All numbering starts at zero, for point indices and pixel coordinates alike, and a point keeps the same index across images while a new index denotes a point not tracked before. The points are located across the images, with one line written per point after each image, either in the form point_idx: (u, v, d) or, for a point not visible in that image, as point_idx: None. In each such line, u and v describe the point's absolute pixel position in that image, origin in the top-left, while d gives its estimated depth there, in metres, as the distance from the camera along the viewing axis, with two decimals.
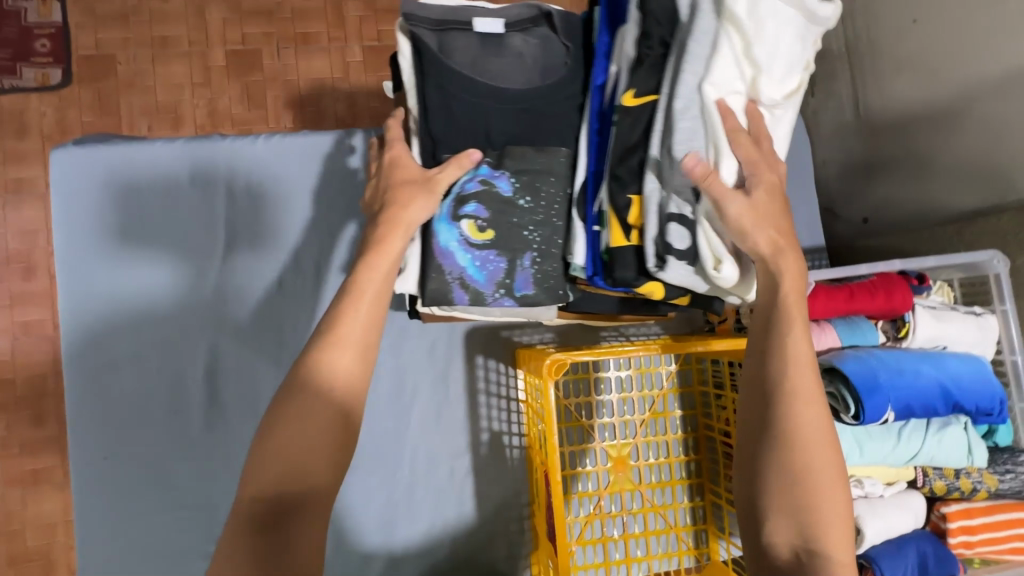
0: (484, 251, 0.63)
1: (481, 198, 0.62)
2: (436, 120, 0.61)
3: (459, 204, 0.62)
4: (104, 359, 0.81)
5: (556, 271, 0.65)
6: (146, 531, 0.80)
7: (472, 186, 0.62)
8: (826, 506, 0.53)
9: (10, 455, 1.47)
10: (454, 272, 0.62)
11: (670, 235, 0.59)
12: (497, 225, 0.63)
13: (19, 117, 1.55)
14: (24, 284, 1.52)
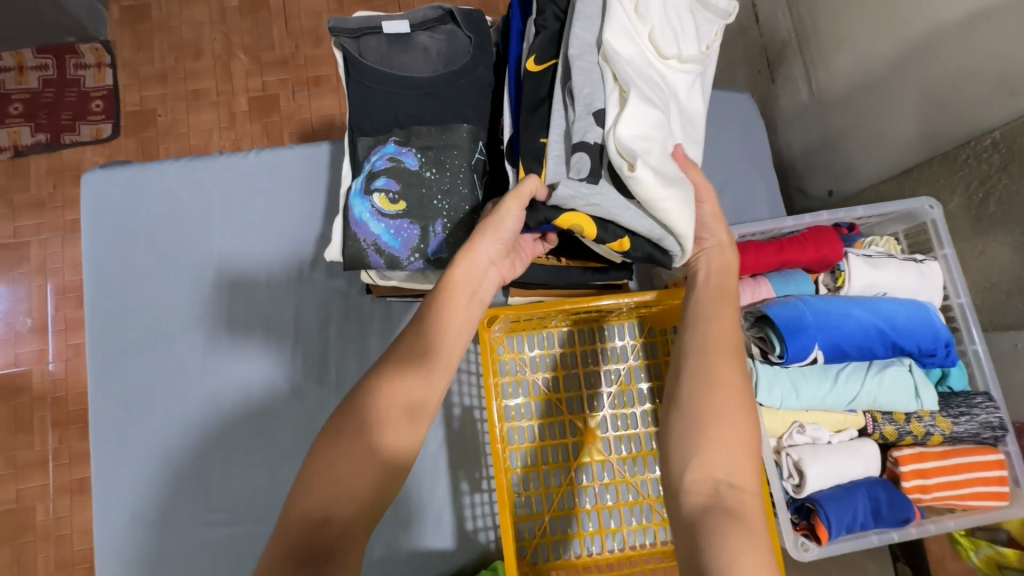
0: (396, 220, 0.68)
1: (392, 174, 0.68)
2: (355, 107, 0.71)
3: (372, 180, 0.68)
4: (110, 347, 0.91)
5: (468, 239, 0.69)
6: (154, 499, 0.88)
7: (383, 163, 0.68)
8: (738, 453, 0.54)
9: (61, 465, 1.63)
10: (369, 239, 0.67)
11: (578, 161, 0.60)
12: (408, 197, 0.68)
13: (77, 167, 1.79)
14: (76, 311, 1.71)
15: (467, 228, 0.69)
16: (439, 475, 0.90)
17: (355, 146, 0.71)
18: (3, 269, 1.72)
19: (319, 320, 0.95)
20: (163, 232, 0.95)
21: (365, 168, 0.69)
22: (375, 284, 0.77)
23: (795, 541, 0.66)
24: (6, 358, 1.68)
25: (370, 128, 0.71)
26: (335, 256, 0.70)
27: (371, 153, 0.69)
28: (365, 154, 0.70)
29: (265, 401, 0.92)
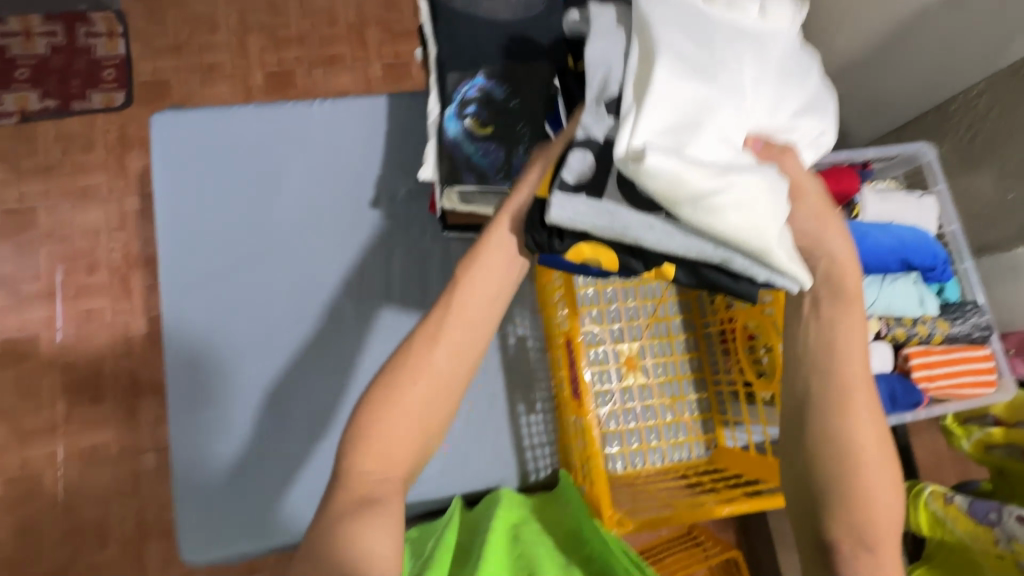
0: (484, 143, 0.77)
1: (480, 102, 0.77)
2: (444, 45, 0.79)
3: (464, 107, 0.77)
4: (182, 277, 0.95)
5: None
6: (229, 421, 0.92)
7: (473, 92, 0.77)
8: (876, 512, 0.58)
9: (71, 431, 1.61)
10: (461, 157, 0.77)
11: (582, 154, 0.58)
12: (494, 123, 0.77)
13: (87, 134, 1.77)
14: (87, 277, 1.69)
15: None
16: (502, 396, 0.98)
17: (444, 79, 0.79)
18: (9, 234, 1.69)
19: (381, 257, 1.00)
20: (232, 173, 0.99)
21: (456, 97, 0.77)
22: (454, 211, 0.84)
23: None
24: (11, 324, 1.64)
25: (457, 64, 0.78)
26: (428, 175, 0.79)
27: (461, 84, 0.77)
28: (453, 85, 0.78)
29: (333, 330, 0.97)
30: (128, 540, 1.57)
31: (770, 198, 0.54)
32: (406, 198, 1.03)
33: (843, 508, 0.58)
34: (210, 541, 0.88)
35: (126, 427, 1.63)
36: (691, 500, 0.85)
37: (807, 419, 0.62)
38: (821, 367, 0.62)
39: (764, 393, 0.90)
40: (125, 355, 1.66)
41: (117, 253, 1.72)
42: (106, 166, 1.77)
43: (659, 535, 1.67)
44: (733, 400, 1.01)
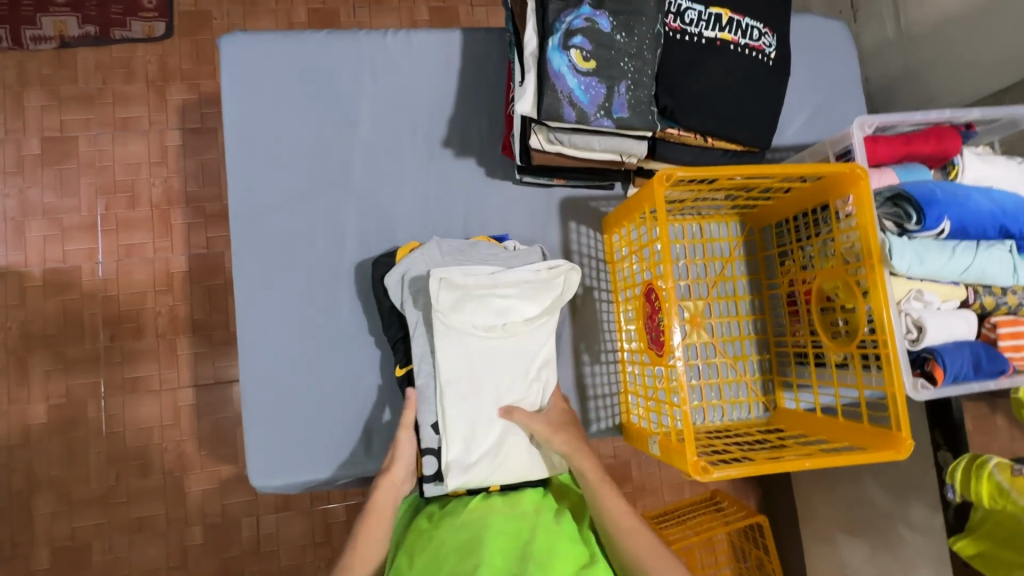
0: (584, 78, 0.74)
1: (586, 35, 0.74)
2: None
3: (569, 38, 0.74)
4: (251, 208, 0.94)
5: (645, 101, 0.77)
6: (300, 352, 0.93)
7: (578, 26, 0.74)
8: None
9: (113, 363, 1.63)
10: (565, 91, 0.73)
11: (432, 459, 0.86)
12: (598, 59, 0.75)
13: (127, 64, 1.72)
14: (127, 211, 1.68)
15: (645, 94, 0.77)
16: (422, 367, 0.88)
17: (543, 5, 0.75)
18: (50, 161, 1.67)
19: (451, 200, 0.99)
20: (306, 101, 0.97)
21: (561, 29, 0.74)
22: (540, 148, 0.82)
23: (913, 383, 0.78)
24: (52, 254, 1.64)
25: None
26: (527, 109, 0.75)
27: (564, 14, 0.74)
28: (554, 15, 0.74)
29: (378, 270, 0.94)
30: (169, 470, 1.61)
31: (525, 454, 0.87)
32: (476, 141, 1.01)
33: None
34: (283, 468, 0.90)
35: (166, 362, 1.65)
36: (763, 450, 0.85)
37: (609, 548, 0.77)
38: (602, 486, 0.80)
39: (837, 355, 0.89)
40: (166, 292, 1.67)
41: (157, 188, 1.70)
42: (146, 98, 1.73)
43: (682, 497, 1.71)
44: (797, 364, 1.00)
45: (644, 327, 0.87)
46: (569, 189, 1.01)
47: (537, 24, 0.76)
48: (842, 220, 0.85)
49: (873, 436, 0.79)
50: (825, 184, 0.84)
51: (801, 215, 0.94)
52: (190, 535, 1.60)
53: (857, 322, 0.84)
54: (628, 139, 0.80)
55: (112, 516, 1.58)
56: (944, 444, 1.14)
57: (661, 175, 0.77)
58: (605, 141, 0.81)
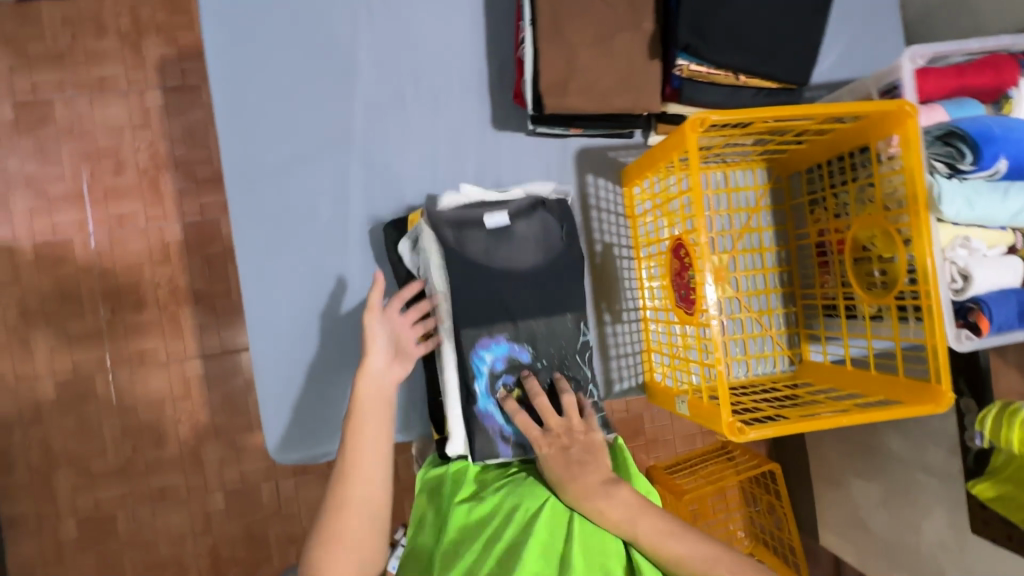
0: (502, 339, 0.83)
1: (510, 372, 0.84)
2: (462, 297, 0.82)
3: (494, 381, 0.83)
4: (246, 171, 0.87)
5: (573, 351, 0.86)
6: (311, 322, 0.89)
7: (502, 361, 0.83)
8: None
9: (117, 336, 1.60)
10: (498, 432, 0.83)
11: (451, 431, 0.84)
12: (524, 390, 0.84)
13: (97, 17, 1.59)
14: (114, 179, 1.60)
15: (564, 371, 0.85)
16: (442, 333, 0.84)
17: (456, 336, 0.83)
18: (25, 128, 1.57)
19: (461, 156, 0.92)
20: (300, 48, 0.89)
21: (480, 366, 0.82)
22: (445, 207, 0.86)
23: (958, 334, 0.74)
24: (41, 227, 1.57)
25: (470, 317, 0.82)
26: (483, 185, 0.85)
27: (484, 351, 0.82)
28: (470, 351, 0.82)
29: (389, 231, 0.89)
30: (184, 441, 1.61)
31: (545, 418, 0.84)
32: (481, 88, 0.93)
33: None
34: (305, 437, 0.88)
35: (170, 334, 1.62)
36: (794, 406, 0.83)
37: None
38: None
39: (872, 307, 0.85)
40: (163, 263, 1.61)
41: (143, 153, 1.61)
42: (122, 56, 1.61)
43: (694, 448, 1.79)
44: (826, 316, 0.96)
45: (674, 282, 0.82)
46: (583, 137, 0.94)
47: (456, 376, 0.84)
48: (884, 162, 0.79)
49: (911, 390, 0.76)
50: (867, 124, 0.78)
51: (836, 159, 0.88)
52: (212, 501, 1.62)
53: (897, 272, 0.79)
54: (557, 323, 0.85)
55: (133, 485, 1.59)
56: (966, 391, 1.12)
57: (695, 119, 0.71)
58: (550, 316, 0.85)
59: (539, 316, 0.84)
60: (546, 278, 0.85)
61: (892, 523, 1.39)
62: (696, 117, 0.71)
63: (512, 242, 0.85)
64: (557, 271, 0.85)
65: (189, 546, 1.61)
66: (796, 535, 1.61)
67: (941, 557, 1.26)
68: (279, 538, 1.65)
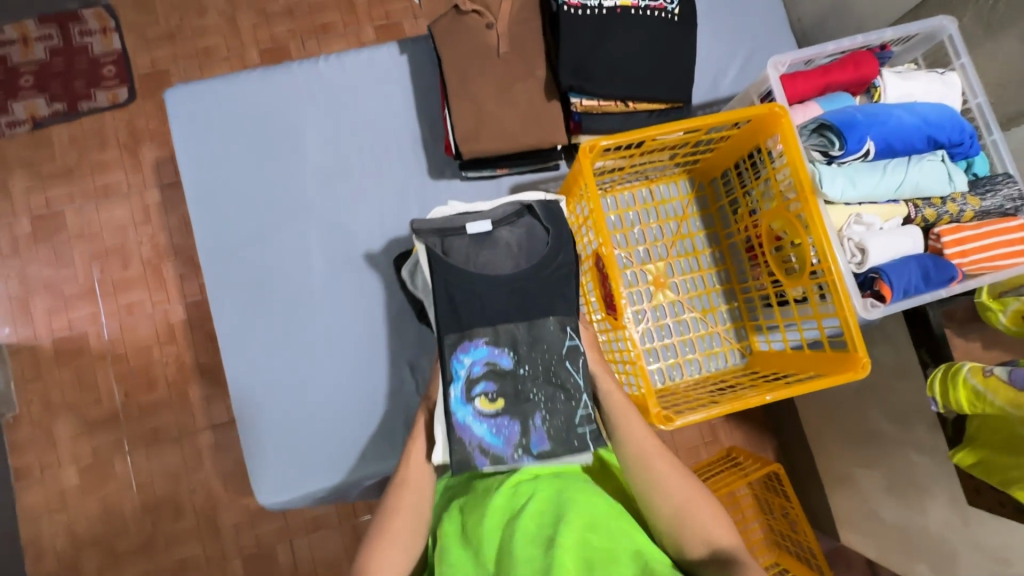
0: (482, 342, 0.86)
1: (489, 377, 0.86)
2: (446, 309, 0.87)
3: (472, 386, 0.86)
4: (219, 245, 0.99)
5: (557, 356, 0.87)
6: (288, 372, 0.98)
7: (481, 364, 0.86)
8: (694, 504, 0.79)
9: (132, 417, 1.70)
10: (475, 441, 0.84)
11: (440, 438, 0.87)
12: (504, 395, 0.86)
13: (99, 133, 1.80)
14: (121, 272, 1.75)
15: (547, 380, 0.87)
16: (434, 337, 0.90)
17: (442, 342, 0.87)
18: (42, 238, 1.75)
19: (405, 207, 1.03)
20: (258, 134, 1.02)
21: (458, 370, 0.86)
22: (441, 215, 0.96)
23: (863, 304, 0.79)
24: (59, 325, 1.72)
25: (455, 325, 0.87)
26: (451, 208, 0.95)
27: (465, 353, 0.86)
28: (451, 355, 0.87)
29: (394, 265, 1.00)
30: (200, 509, 1.67)
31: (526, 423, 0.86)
32: (416, 146, 1.05)
33: (660, 495, 0.80)
34: (292, 480, 0.94)
35: (180, 408, 1.72)
36: (734, 393, 0.88)
37: (646, 473, 0.82)
38: (644, 454, 0.83)
39: (796, 291, 0.91)
40: (170, 342, 1.74)
41: (146, 245, 1.77)
42: (123, 163, 1.80)
43: (699, 459, 1.75)
44: (765, 307, 1.02)
45: (602, 288, 0.89)
46: (512, 174, 1.04)
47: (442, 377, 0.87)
48: (774, 158, 0.87)
49: (835, 361, 0.81)
50: (753, 127, 0.86)
51: (741, 162, 0.96)
52: (230, 567, 1.66)
53: (805, 256, 0.86)
54: (540, 326, 0.87)
55: (155, 560, 1.64)
56: (930, 361, 1.11)
57: (585, 147, 0.81)
58: (531, 321, 0.87)
59: (519, 321, 0.87)
60: (528, 284, 0.88)
61: (900, 508, 1.37)
62: (588, 143, 0.81)
63: (492, 249, 0.91)
64: (544, 273, 0.88)
65: None
66: (812, 535, 1.58)
67: (951, 536, 1.24)
68: None
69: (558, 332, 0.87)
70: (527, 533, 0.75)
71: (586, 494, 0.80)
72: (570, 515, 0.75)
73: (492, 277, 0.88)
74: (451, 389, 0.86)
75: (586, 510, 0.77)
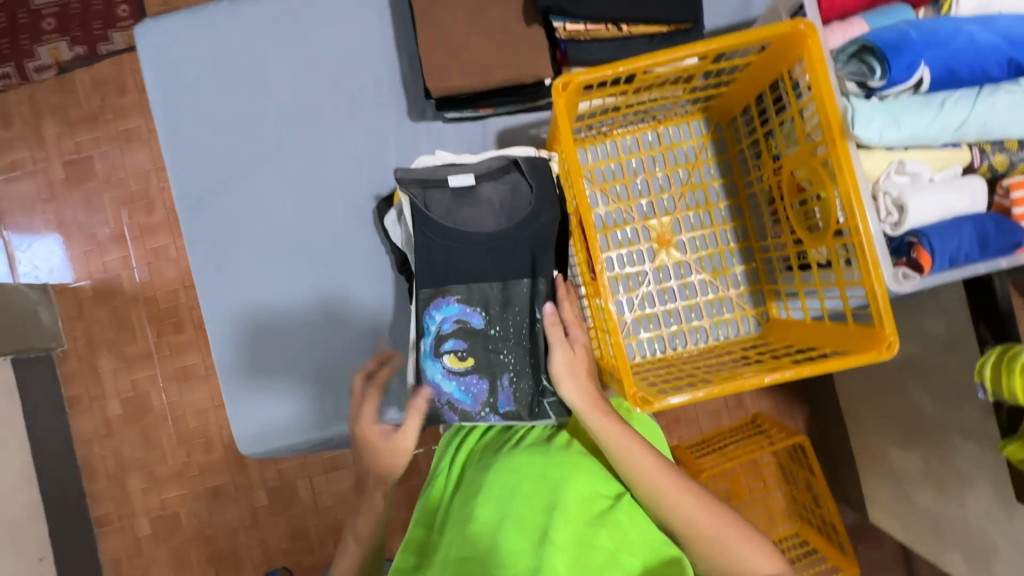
0: (453, 300, 0.80)
1: (460, 336, 0.80)
2: (421, 258, 0.79)
3: (441, 343, 0.80)
4: (193, 192, 0.96)
5: (530, 321, 0.79)
6: (264, 324, 0.95)
7: (451, 322, 0.79)
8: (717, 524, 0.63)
9: (164, 356, 1.80)
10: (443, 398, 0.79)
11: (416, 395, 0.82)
12: (475, 354, 0.80)
13: (118, 77, 1.80)
14: (147, 218, 1.80)
15: (520, 343, 0.80)
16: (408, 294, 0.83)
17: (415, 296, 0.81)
18: (75, 184, 1.81)
19: (382, 153, 0.95)
20: (228, 73, 0.96)
21: (429, 325, 0.80)
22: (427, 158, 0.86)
23: (895, 274, 0.65)
24: (95, 268, 1.81)
25: (429, 279, 0.80)
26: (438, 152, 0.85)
27: (435, 308, 0.79)
28: (422, 311, 0.80)
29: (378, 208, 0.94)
30: (228, 444, 1.78)
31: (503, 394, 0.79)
32: (394, 85, 0.95)
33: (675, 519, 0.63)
34: (269, 431, 0.93)
35: (207, 350, 1.80)
36: (735, 369, 0.77)
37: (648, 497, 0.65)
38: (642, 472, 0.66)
39: (819, 254, 0.77)
40: (194, 287, 1.80)
41: (167, 191, 1.80)
42: (142, 108, 1.81)
43: (720, 425, 1.66)
44: (786, 270, 0.88)
45: (583, 248, 0.78)
46: (499, 117, 0.93)
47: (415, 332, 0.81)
48: (800, 91, 0.71)
49: (859, 337, 0.68)
50: (775, 51, 0.71)
51: (763, 97, 0.81)
52: (257, 497, 1.78)
53: (829, 211, 0.71)
54: (512, 287, 0.79)
55: (191, 487, 1.79)
56: (991, 338, 0.95)
57: (560, 84, 0.68)
58: (505, 279, 0.79)
59: (492, 279, 0.79)
60: (505, 240, 0.78)
61: (936, 494, 1.24)
62: (566, 77, 0.68)
63: (474, 205, 0.80)
64: (525, 234, 0.78)
65: (241, 539, 1.77)
66: (836, 512, 1.47)
67: (991, 530, 1.11)
68: (318, 529, 1.76)
69: (535, 295, 0.79)
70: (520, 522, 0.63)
71: (592, 477, 0.67)
72: (568, 504, 0.63)
73: (469, 231, 0.78)
74: (420, 344, 0.80)
75: (584, 493, 0.65)
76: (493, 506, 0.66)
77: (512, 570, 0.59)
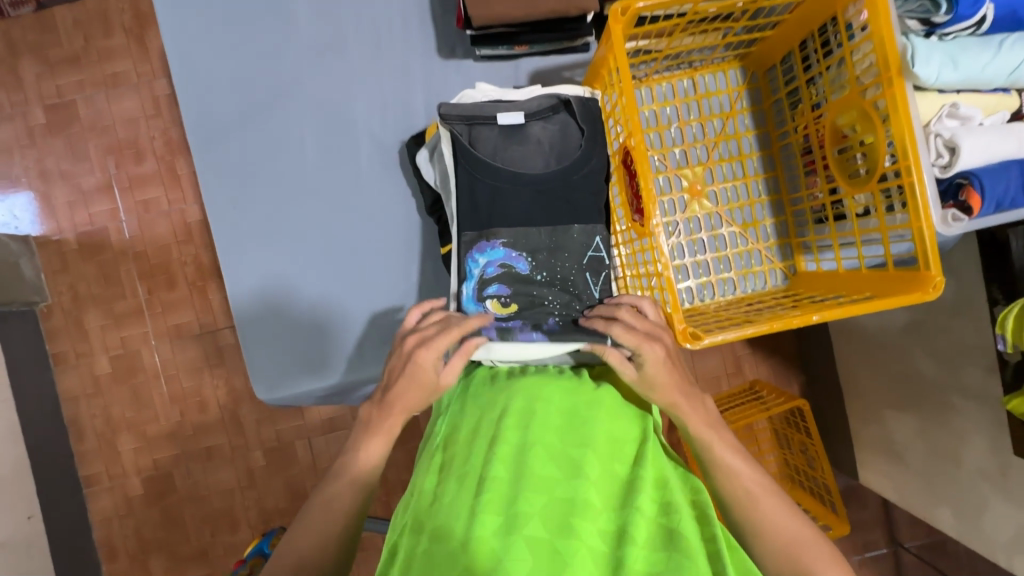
0: (498, 244, 0.79)
1: (503, 280, 0.79)
2: (463, 201, 0.78)
3: (484, 288, 0.79)
4: (204, 124, 0.90)
5: (577, 268, 0.80)
6: (281, 266, 0.91)
7: (495, 267, 0.79)
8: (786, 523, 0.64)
9: (156, 313, 1.74)
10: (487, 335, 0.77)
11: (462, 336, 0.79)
12: (518, 299, 0.79)
13: (103, 16, 1.69)
14: (136, 168, 1.71)
15: (564, 289, 0.80)
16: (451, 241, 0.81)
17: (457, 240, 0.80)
18: (57, 129, 1.71)
19: (408, 91, 0.91)
20: None
21: (473, 269, 0.79)
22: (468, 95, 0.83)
23: (943, 216, 0.65)
24: (80, 219, 1.72)
25: (473, 222, 0.79)
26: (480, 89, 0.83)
27: (480, 252, 0.78)
28: (466, 254, 0.79)
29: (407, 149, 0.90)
30: (223, 404, 1.74)
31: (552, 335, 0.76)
32: (422, 20, 0.91)
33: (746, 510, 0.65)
34: (286, 377, 0.90)
35: (200, 307, 1.74)
36: (772, 313, 0.77)
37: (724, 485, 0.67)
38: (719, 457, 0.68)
39: (858, 202, 0.77)
40: (188, 242, 1.73)
41: (158, 140, 1.71)
42: (129, 51, 1.71)
43: (720, 390, 1.68)
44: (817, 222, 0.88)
45: (627, 188, 0.77)
46: (532, 57, 0.90)
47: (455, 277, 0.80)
48: (853, 31, 0.70)
49: (899, 281, 0.69)
50: None
51: (808, 42, 0.80)
52: (254, 458, 1.75)
53: (876, 153, 0.71)
54: (561, 234, 0.79)
55: (184, 447, 1.74)
56: (1001, 298, 0.99)
57: (617, 10, 0.66)
58: (554, 226, 0.79)
59: (540, 224, 0.79)
60: (551, 185, 0.78)
61: (929, 454, 1.29)
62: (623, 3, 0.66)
63: (521, 144, 0.79)
64: (571, 181, 0.78)
65: (237, 500, 1.75)
66: (830, 474, 1.52)
67: (984, 485, 1.16)
68: None
69: (580, 243, 0.80)
70: (548, 450, 0.65)
71: (615, 417, 0.70)
72: (596, 440, 0.67)
73: (518, 173, 0.78)
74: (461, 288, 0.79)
75: (610, 431, 0.68)
76: (517, 435, 0.67)
77: (550, 497, 0.60)
